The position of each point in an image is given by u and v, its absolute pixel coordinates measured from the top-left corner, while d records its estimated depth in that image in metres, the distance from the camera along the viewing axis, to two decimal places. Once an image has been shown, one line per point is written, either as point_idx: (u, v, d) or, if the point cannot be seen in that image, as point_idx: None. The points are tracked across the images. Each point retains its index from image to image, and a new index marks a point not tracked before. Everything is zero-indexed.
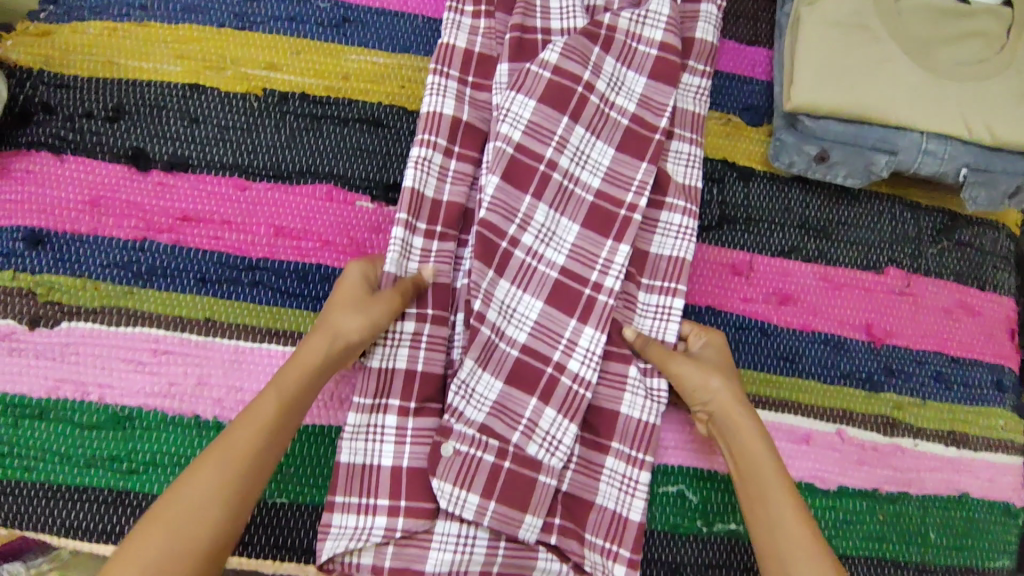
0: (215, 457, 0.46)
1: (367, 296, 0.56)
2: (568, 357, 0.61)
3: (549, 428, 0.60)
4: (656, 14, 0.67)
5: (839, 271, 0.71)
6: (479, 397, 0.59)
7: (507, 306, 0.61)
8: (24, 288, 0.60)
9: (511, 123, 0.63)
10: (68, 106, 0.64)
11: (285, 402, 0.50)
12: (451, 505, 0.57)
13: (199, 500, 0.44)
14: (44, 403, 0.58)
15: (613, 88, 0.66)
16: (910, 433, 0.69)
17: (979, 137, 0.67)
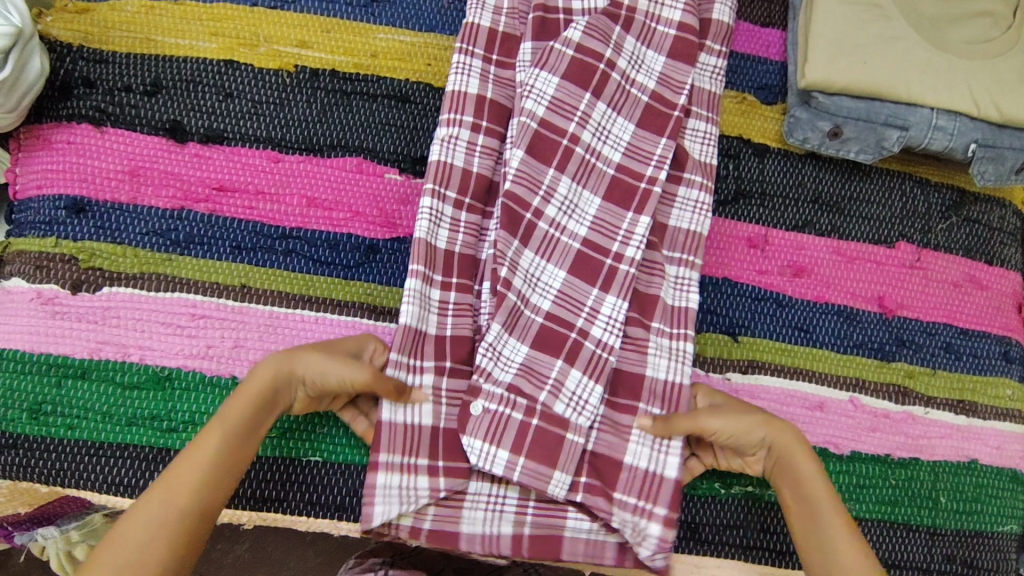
0: (154, 498, 0.46)
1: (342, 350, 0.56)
2: (591, 324, 0.63)
3: (576, 389, 0.62)
4: None
5: (852, 244, 0.73)
6: (506, 360, 0.61)
7: (533, 274, 0.63)
8: (67, 253, 0.62)
9: (535, 99, 0.65)
10: (109, 81, 0.66)
11: (227, 436, 0.50)
12: (481, 461, 0.59)
13: (140, 543, 0.44)
14: (85, 364, 0.60)
15: (634, 67, 0.68)
16: (921, 402, 0.71)
17: (987, 113, 0.69)
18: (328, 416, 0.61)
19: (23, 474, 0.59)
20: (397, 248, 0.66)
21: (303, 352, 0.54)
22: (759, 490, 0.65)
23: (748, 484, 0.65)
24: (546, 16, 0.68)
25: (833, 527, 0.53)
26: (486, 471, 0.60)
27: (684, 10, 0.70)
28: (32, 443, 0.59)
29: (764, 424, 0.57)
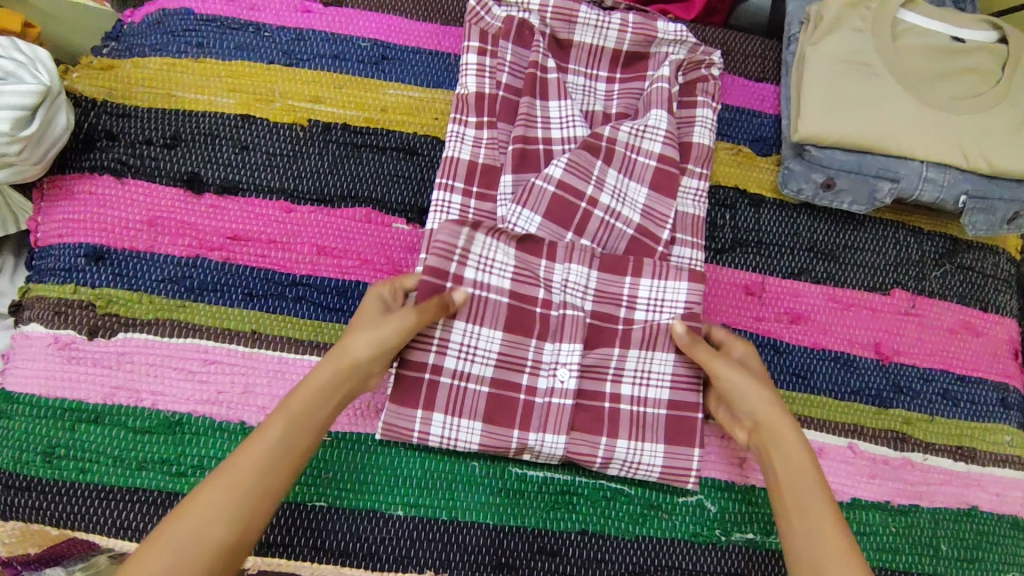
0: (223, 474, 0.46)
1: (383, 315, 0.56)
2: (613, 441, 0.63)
3: (626, 455, 0.63)
4: (654, 128, 0.70)
5: (848, 291, 0.75)
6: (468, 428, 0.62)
7: (550, 362, 0.63)
8: (86, 300, 0.64)
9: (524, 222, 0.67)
10: (130, 134, 0.69)
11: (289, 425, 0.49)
12: (629, 453, 0.63)
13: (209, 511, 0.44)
14: (100, 408, 0.62)
15: (614, 200, 0.69)
16: (920, 448, 0.71)
17: (976, 165, 0.71)
18: (335, 461, 0.62)
19: (34, 517, 0.60)
20: None
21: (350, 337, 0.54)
22: (759, 538, 0.65)
23: (748, 531, 0.65)
24: (525, 150, 0.69)
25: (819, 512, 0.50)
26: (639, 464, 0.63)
27: (665, 138, 0.70)
28: (45, 487, 0.60)
29: (773, 402, 0.57)
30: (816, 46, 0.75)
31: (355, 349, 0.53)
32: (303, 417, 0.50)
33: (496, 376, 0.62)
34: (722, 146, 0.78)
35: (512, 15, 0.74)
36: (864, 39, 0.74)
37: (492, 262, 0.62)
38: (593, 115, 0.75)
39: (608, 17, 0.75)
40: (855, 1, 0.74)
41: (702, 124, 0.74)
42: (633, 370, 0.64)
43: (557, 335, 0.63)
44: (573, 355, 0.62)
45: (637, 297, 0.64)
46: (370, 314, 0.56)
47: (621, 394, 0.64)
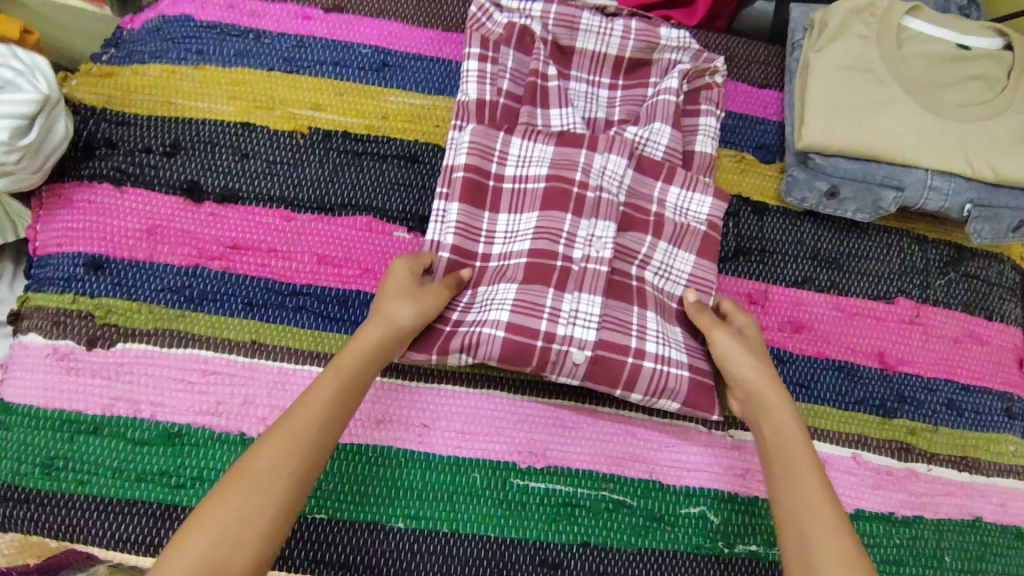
0: (274, 441, 0.49)
1: (414, 286, 0.59)
2: (644, 340, 0.62)
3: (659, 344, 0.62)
4: (656, 140, 0.70)
5: (852, 300, 0.75)
6: (499, 301, 0.61)
7: (570, 310, 0.61)
8: (84, 310, 0.64)
9: (485, 309, 0.61)
10: (129, 142, 0.69)
11: (339, 393, 0.53)
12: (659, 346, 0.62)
13: (265, 475, 0.47)
14: (99, 420, 0.61)
15: (615, 184, 0.66)
16: (924, 458, 0.71)
17: (981, 173, 0.71)
18: (335, 472, 0.62)
19: (34, 529, 0.59)
20: None
21: (386, 303, 0.58)
22: (763, 550, 0.65)
23: (751, 543, 0.65)
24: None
25: (814, 488, 0.52)
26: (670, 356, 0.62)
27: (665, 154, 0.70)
28: (44, 499, 0.60)
29: (763, 372, 0.60)
30: (820, 53, 0.74)
31: (394, 320, 0.57)
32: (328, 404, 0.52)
33: (511, 321, 0.59)
34: (724, 154, 0.77)
35: (513, 22, 0.74)
36: (868, 46, 0.73)
37: (516, 231, 0.65)
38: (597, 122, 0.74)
39: (610, 23, 0.75)
40: (858, 8, 0.74)
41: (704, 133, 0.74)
42: (655, 330, 0.62)
43: (579, 286, 0.62)
44: (593, 308, 0.61)
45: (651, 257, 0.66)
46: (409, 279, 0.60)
47: (645, 351, 0.61)
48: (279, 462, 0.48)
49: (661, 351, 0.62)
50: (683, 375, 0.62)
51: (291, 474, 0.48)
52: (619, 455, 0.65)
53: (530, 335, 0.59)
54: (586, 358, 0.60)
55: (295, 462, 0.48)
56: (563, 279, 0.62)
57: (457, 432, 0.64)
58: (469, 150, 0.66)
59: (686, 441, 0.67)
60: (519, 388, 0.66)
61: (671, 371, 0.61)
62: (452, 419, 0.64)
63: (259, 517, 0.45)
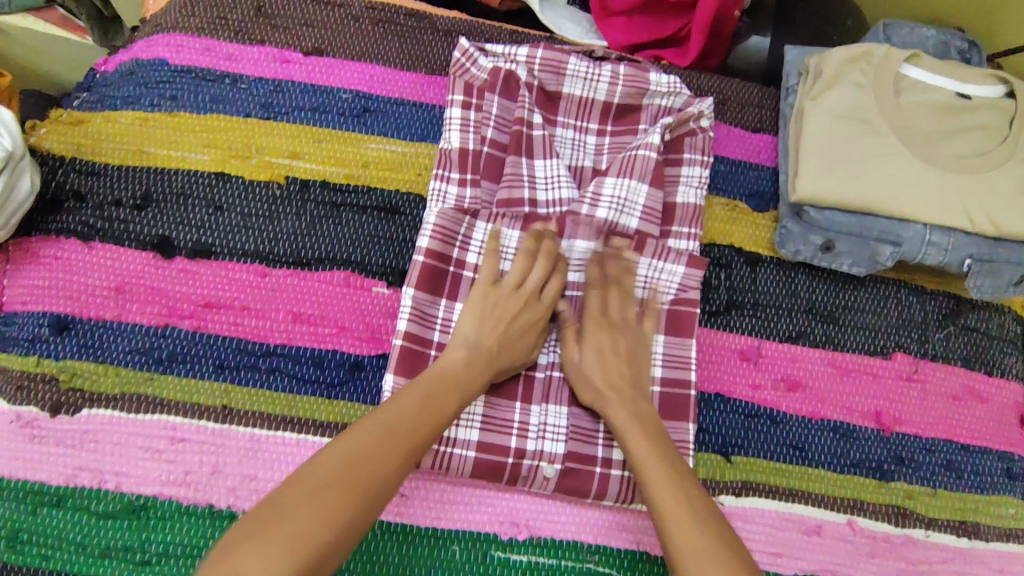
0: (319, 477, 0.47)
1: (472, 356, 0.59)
2: (610, 449, 0.63)
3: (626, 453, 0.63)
4: (632, 203, 0.68)
5: (847, 356, 0.72)
6: (468, 416, 0.62)
7: (538, 424, 0.63)
8: (49, 374, 0.62)
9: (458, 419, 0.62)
10: (98, 194, 0.66)
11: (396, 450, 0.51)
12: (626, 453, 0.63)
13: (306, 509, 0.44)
14: (63, 490, 0.59)
15: (581, 272, 0.67)
16: (922, 523, 0.69)
17: (981, 228, 0.68)
18: None
19: None
20: (383, 364, 0.65)
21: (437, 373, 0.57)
22: None
23: None
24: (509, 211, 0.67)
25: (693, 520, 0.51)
26: None
27: (641, 215, 0.68)
28: None
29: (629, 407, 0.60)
30: (815, 101, 0.71)
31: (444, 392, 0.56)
32: (437, 420, 0.54)
33: (483, 439, 0.61)
34: (716, 202, 0.75)
35: (498, 66, 0.71)
36: (865, 94, 0.70)
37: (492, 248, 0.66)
38: (582, 170, 0.72)
39: (598, 69, 0.72)
40: (856, 55, 0.71)
41: (687, 185, 0.71)
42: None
43: (544, 398, 0.64)
44: (561, 419, 0.63)
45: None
46: (501, 310, 0.62)
47: (612, 459, 0.62)
48: (382, 469, 0.49)
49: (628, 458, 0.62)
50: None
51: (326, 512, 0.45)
52: (604, 525, 0.63)
53: (501, 451, 0.61)
54: (556, 471, 0.62)
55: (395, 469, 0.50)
56: (529, 387, 0.65)
57: (437, 500, 0.62)
58: (434, 234, 0.65)
59: None
60: None
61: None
62: (431, 487, 0.62)
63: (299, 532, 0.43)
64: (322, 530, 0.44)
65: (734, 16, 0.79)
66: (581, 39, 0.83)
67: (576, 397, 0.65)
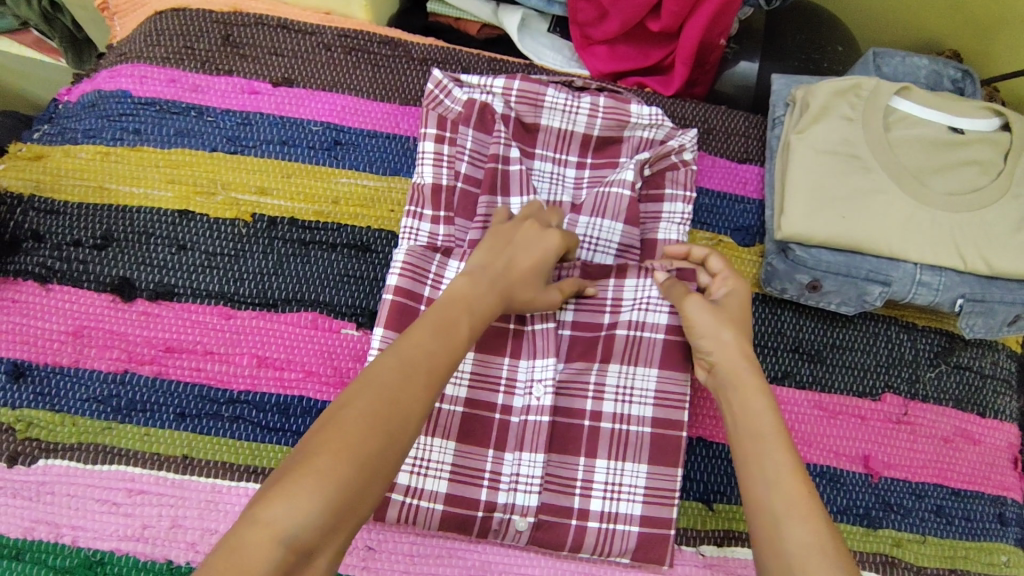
0: (366, 389, 0.41)
1: (507, 268, 0.55)
2: (588, 499, 0.59)
3: (605, 503, 0.59)
4: (607, 241, 0.67)
5: (834, 398, 0.70)
6: (435, 468, 0.58)
7: (510, 475, 0.59)
8: (4, 423, 0.60)
9: (425, 471, 0.58)
10: (57, 234, 0.64)
11: (433, 351, 0.44)
12: (605, 504, 0.59)
13: (360, 422, 0.39)
14: (18, 544, 0.57)
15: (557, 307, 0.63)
16: (910, 573, 0.66)
17: (974, 267, 0.66)
18: None
19: None
20: None
21: (478, 279, 0.52)
22: None
23: None
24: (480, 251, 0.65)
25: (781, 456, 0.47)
26: (614, 505, 0.59)
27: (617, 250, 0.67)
28: None
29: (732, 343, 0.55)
30: (800, 135, 0.69)
31: (476, 298, 0.50)
32: (459, 343, 0.46)
33: (451, 492, 0.58)
34: (700, 237, 0.72)
35: (473, 98, 0.69)
36: (854, 128, 0.68)
37: None
38: (559, 205, 0.69)
39: (577, 100, 0.70)
40: (843, 88, 0.69)
41: (671, 219, 0.69)
42: (604, 484, 0.59)
43: (519, 445, 0.59)
44: (535, 468, 0.59)
45: (604, 385, 0.61)
46: (523, 237, 0.58)
47: (589, 511, 0.59)
48: (410, 393, 0.41)
49: (607, 510, 0.59)
50: (631, 533, 0.59)
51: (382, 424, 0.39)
52: None
53: (469, 505, 0.58)
54: (529, 525, 0.58)
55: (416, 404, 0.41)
56: (504, 434, 0.60)
57: (405, 554, 0.60)
58: (401, 271, 0.62)
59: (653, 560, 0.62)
60: None
61: (617, 530, 0.59)
62: (400, 539, 0.60)
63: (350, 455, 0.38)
64: (370, 452, 0.38)
65: (721, 44, 0.77)
66: (562, 67, 0.82)
67: (552, 444, 0.60)
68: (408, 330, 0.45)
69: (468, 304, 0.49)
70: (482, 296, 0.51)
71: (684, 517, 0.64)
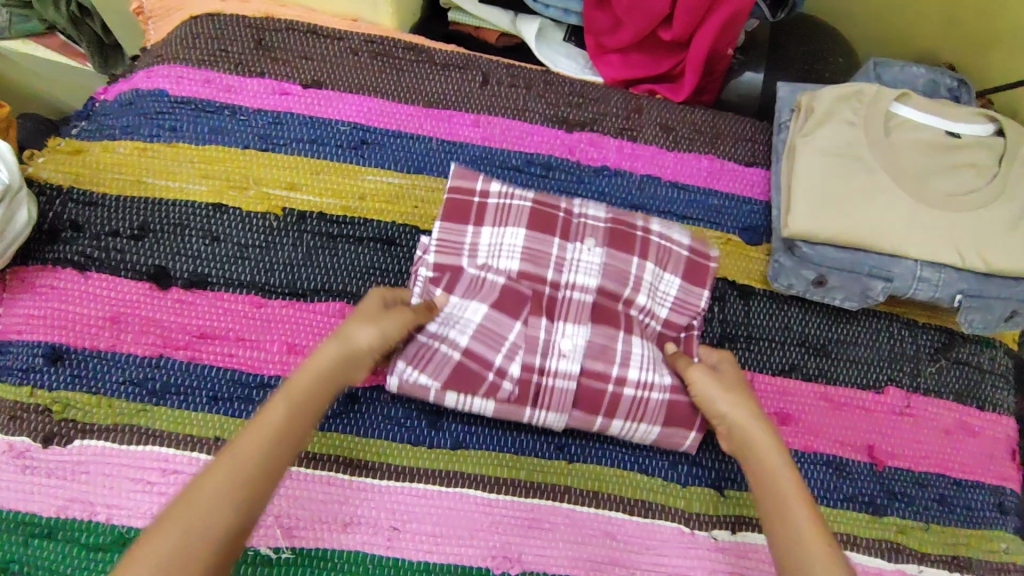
0: (225, 456, 0.45)
1: (359, 318, 0.57)
2: (626, 368, 0.63)
3: (640, 361, 0.63)
4: (589, 263, 0.66)
5: (839, 390, 0.73)
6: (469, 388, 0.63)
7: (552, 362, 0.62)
8: (42, 404, 0.62)
9: (460, 329, 0.63)
10: (96, 225, 0.67)
11: (294, 407, 0.50)
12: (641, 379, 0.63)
13: (217, 471, 0.44)
14: (52, 523, 0.58)
15: (585, 275, 0.66)
16: (915, 559, 0.68)
17: (972, 265, 0.69)
18: None
19: None
20: (376, 396, 0.66)
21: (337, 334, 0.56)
22: None
23: None
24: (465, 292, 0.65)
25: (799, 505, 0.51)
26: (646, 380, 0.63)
27: (601, 275, 0.66)
28: None
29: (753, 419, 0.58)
30: (806, 138, 0.73)
31: (324, 364, 0.53)
32: (311, 402, 0.51)
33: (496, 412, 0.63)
34: (709, 236, 0.76)
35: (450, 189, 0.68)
36: (856, 132, 0.72)
37: (501, 246, 0.66)
38: (576, 226, 0.68)
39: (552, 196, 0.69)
40: (846, 95, 0.73)
41: (662, 298, 0.67)
42: (640, 354, 0.64)
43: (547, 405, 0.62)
44: (576, 342, 0.63)
45: (629, 354, 0.63)
46: (368, 312, 0.58)
47: (627, 379, 0.62)
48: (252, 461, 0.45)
49: (632, 411, 0.63)
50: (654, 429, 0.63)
51: (230, 476, 0.44)
52: (597, 559, 0.62)
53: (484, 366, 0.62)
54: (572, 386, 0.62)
55: (260, 458, 0.46)
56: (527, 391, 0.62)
57: (428, 535, 0.61)
58: (438, 244, 0.66)
59: (666, 542, 0.64)
60: (495, 487, 0.64)
61: (644, 422, 0.63)
62: (422, 519, 0.62)
63: (199, 517, 0.41)
64: (215, 521, 0.42)
65: (729, 54, 0.81)
66: (577, 74, 0.86)
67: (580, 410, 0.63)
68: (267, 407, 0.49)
69: (333, 362, 0.54)
70: (332, 360, 0.54)
71: (699, 502, 0.66)
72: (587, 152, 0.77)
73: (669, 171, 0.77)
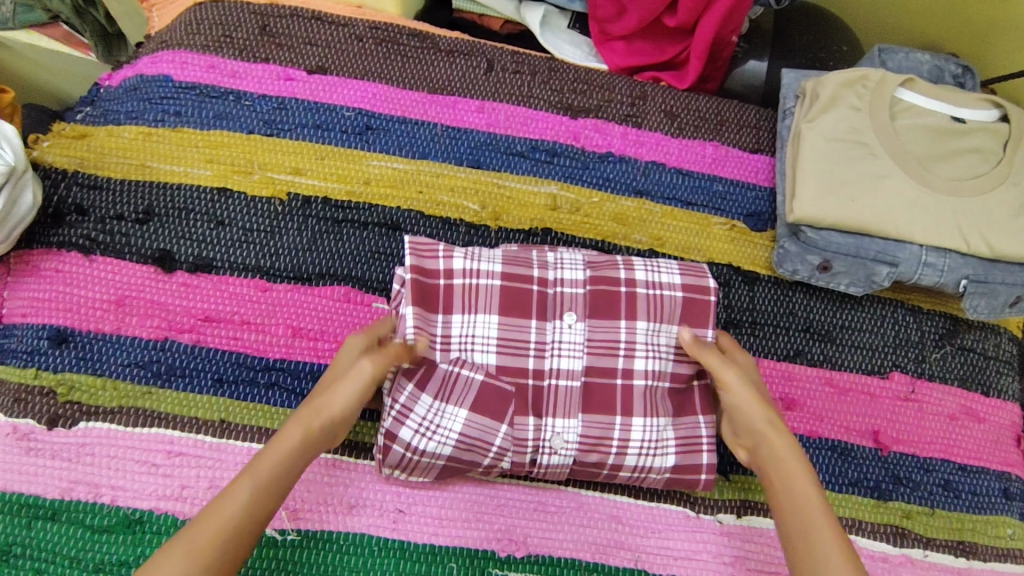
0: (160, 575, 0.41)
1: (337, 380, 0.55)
2: (624, 455, 0.60)
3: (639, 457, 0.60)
4: (572, 343, 0.62)
5: (844, 375, 0.73)
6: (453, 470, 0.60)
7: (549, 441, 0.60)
8: (46, 386, 0.61)
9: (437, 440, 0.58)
10: (101, 208, 0.67)
11: (261, 487, 0.47)
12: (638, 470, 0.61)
13: None
14: (56, 504, 0.58)
15: (569, 356, 0.61)
16: (920, 544, 0.68)
17: (977, 250, 0.69)
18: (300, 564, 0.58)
19: None
20: None
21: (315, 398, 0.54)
22: None
23: None
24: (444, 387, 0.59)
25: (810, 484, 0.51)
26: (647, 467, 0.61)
27: (587, 353, 0.61)
28: None
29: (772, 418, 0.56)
30: (810, 125, 0.73)
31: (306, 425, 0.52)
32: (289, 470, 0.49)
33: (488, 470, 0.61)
34: (714, 222, 0.76)
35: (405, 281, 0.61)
36: (861, 118, 0.72)
37: (473, 336, 0.61)
38: (551, 299, 0.63)
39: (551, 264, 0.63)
40: (850, 80, 0.73)
41: (659, 351, 0.62)
42: (639, 440, 0.60)
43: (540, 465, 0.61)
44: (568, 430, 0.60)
45: (628, 439, 0.60)
46: (336, 374, 0.56)
47: (624, 464, 0.61)
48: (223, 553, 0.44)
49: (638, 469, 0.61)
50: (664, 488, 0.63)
51: None
52: (601, 543, 0.62)
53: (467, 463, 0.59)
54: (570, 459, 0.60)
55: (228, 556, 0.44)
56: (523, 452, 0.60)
57: (433, 518, 0.61)
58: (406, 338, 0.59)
59: (671, 525, 0.64)
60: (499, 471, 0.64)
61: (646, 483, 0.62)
62: (428, 503, 0.62)
63: None
64: None
65: (733, 40, 0.81)
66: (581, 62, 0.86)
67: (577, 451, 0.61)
68: (222, 498, 0.46)
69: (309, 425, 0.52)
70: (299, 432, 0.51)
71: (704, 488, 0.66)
72: (591, 138, 0.77)
73: (673, 158, 0.77)
